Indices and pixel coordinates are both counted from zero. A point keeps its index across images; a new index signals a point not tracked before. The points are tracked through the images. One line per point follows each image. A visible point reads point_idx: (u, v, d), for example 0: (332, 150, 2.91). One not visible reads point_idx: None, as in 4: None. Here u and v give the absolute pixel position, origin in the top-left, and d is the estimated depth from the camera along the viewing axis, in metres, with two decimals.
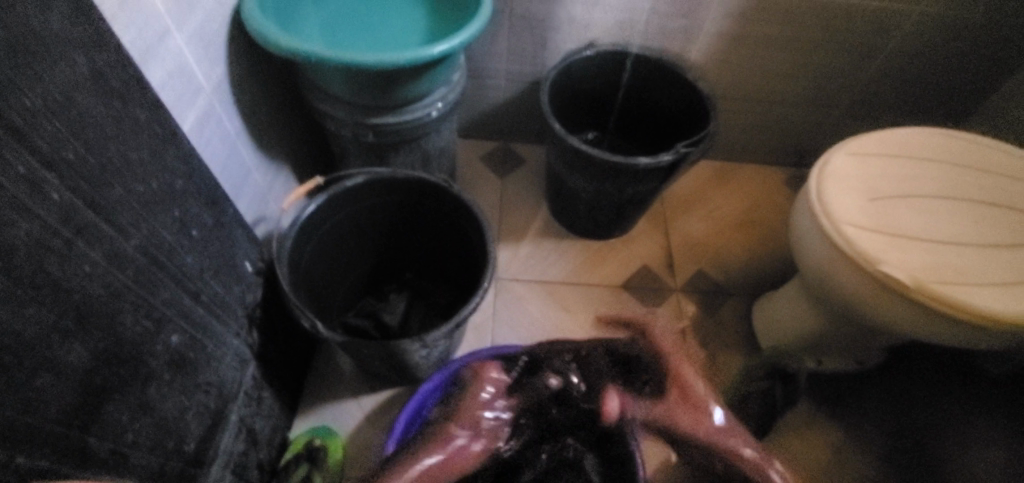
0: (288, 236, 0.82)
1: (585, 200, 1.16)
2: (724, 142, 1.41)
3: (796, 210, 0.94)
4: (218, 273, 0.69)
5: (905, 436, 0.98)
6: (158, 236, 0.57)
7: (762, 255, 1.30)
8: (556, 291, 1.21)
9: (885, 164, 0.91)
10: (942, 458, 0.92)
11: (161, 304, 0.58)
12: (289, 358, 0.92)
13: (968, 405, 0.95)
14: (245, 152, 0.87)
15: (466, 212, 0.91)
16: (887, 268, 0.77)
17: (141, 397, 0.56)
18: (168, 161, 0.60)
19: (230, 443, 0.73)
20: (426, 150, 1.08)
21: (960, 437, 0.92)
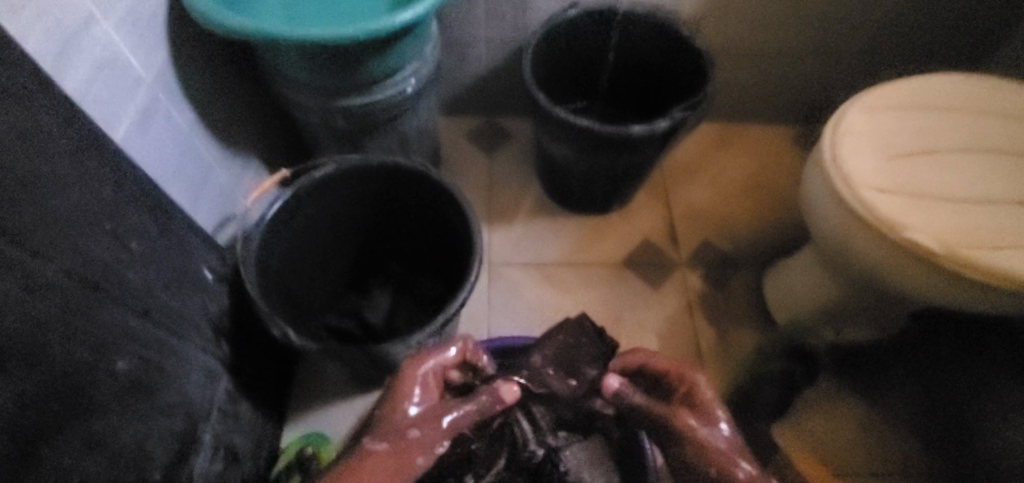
0: (253, 237, 0.75)
1: (576, 175, 1.09)
2: (725, 103, 1.32)
3: (806, 174, 0.86)
4: (170, 285, 0.63)
5: (959, 430, 0.81)
6: (86, 252, 0.52)
7: (770, 221, 1.22)
8: (552, 273, 1.14)
9: (907, 116, 0.82)
10: (989, 458, 0.76)
11: (101, 329, 0.53)
12: (267, 365, 0.86)
13: (1018, 383, 0.77)
14: (203, 149, 0.79)
15: (448, 198, 0.83)
16: (913, 234, 0.70)
17: (91, 430, 0.51)
18: (90, 169, 0.54)
19: (208, 463, 0.68)
20: (403, 133, 1.00)
21: (1001, 434, 0.75)
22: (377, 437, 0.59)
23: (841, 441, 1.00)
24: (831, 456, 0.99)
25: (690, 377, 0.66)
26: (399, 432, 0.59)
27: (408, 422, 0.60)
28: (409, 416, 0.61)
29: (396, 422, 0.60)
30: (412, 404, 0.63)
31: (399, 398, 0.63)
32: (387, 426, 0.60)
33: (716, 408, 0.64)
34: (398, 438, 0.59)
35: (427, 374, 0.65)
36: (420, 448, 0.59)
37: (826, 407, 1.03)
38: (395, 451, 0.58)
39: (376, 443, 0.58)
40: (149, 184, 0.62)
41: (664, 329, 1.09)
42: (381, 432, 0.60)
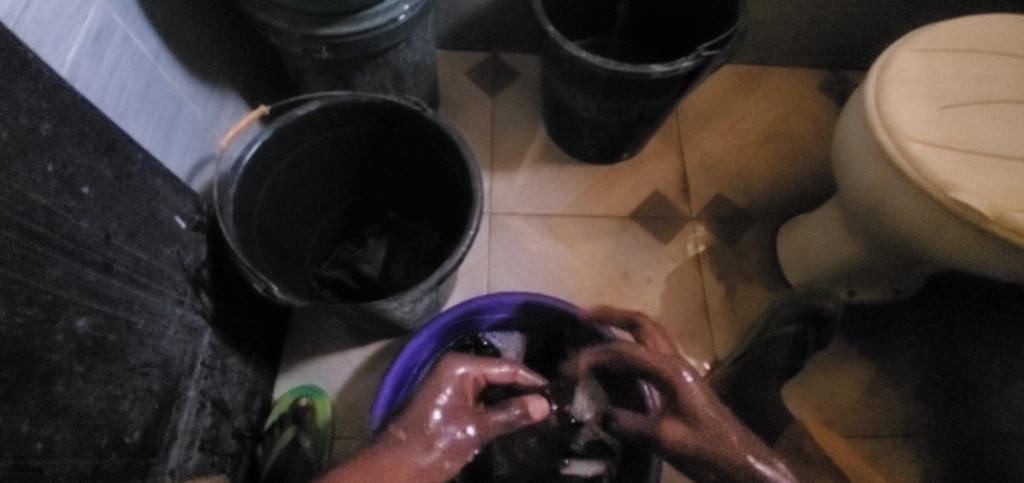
0: (230, 182, 0.69)
1: (586, 120, 1.00)
2: (752, 41, 1.20)
3: (843, 123, 0.78)
4: (135, 235, 0.59)
5: (948, 376, 0.96)
6: (23, 197, 0.46)
7: (789, 173, 1.15)
8: (556, 225, 1.08)
9: (962, 61, 0.74)
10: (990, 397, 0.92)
11: (52, 284, 0.48)
12: (254, 318, 0.82)
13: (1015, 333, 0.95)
14: (172, 82, 0.71)
15: (447, 142, 0.76)
16: (960, 194, 0.63)
17: (48, 395, 0.47)
18: (22, 100, 0.46)
19: (192, 419, 0.66)
20: (397, 68, 0.90)
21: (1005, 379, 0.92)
22: (387, 443, 0.46)
23: (847, 402, 0.95)
24: (834, 416, 0.94)
25: (675, 371, 0.52)
26: (437, 424, 0.48)
27: (433, 428, 0.48)
28: (438, 405, 0.49)
29: (425, 417, 0.48)
30: (460, 369, 0.53)
31: (434, 388, 0.51)
32: (412, 415, 0.48)
33: (702, 398, 0.50)
34: (428, 434, 0.47)
35: (477, 369, 0.55)
36: (451, 455, 0.47)
37: (835, 366, 0.97)
38: (425, 446, 0.46)
39: (404, 431, 0.47)
40: (102, 121, 0.56)
41: (671, 284, 1.03)
42: (414, 419, 0.48)
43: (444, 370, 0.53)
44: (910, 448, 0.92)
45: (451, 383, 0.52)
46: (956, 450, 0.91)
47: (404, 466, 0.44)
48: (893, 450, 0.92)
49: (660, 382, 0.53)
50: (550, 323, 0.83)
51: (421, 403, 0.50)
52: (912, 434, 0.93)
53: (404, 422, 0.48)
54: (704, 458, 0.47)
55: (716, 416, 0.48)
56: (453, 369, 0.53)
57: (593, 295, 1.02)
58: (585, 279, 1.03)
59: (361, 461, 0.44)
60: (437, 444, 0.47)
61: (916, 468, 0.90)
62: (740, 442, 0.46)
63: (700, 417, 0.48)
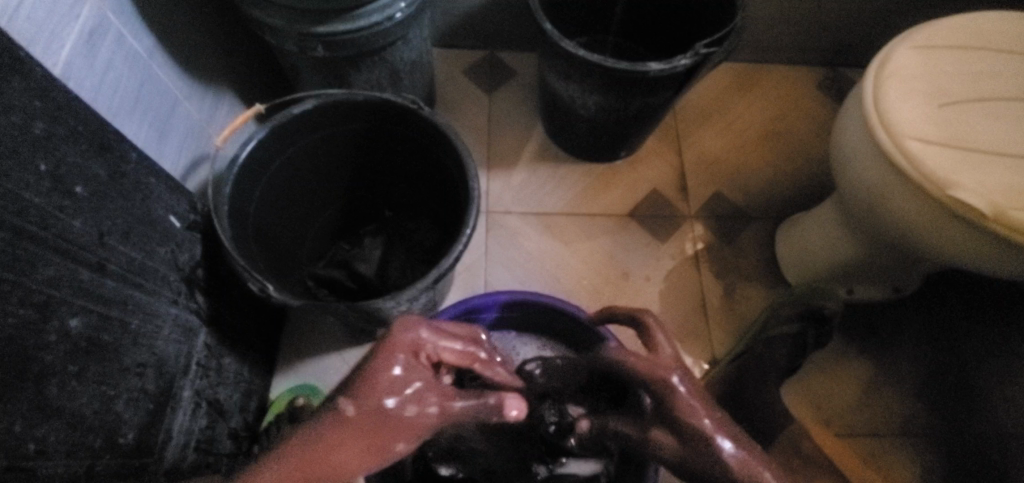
0: (225, 181, 0.68)
1: (584, 118, 1.00)
2: (750, 39, 1.20)
3: (841, 121, 0.78)
4: (129, 235, 0.59)
5: (952, 374, 0.96)
6: (15, 197, 0.46)
7: (787, 171, 1.15)
8: (553, 223, 1.07)
9: (959, 57, 0.74)
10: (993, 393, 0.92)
11: (46, 284, 0.48)
12: (250, 318, 0.82)
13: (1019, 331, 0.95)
14: (166, 80, 0.71)
15: (443, 140, 0.75)
16: (959, 193, 0.63)
17: (43, 395, 0.47)
18: (14, 99, 0.46)
19: (187, 419, 0.65)
20: (393, 66, 0.90)
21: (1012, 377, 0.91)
22: (330, 414, 0.41)
23: (844, 399, 0.95)
24: (831, 414, 0.94)
25: (662, 376, 0.47)
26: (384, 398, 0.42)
27: (381, 406, 0.41)
28: (384, 378, 0.43)
29: (375, 391, 0.42)
30: (411, 335, 0.46)
31: (382, 361, 0.44)
32: (364, 390, 0.42)
33: (693, 409, 0.44)
34: (377, 412, 0.41)
35: (434, 343, 0.47)
36: (404, 433, 0.42)
37: (833, 365, 0.97)
38: (376, 428, 0.41)
39: (352, 408, 0.41)
40: (95, 120, 0.55)
41: (669, 282, 1.03)
42: (364, 393, 0.41)
43: (394, 339, 0.45)
44: (908, 447, 0.92)
45: (401, 356, 0.44)
46: (954, 449, 0.92)
47: (350, 441, 0.40)
48: (891, 449, 0.92)
49: (649, 388, 0.48)
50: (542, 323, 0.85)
51: (366, 378, 0.42)
52: (911, 433, 0.93)
53: (348, 393, 0.42)
54: (694, 469, 0.44)
55: (710, 425, 0.43)
56: (404, 339, 0.45)
57: (590, 293, 1.02)
58: (583, 278, 1.03)
59: (305, 433, 0.40)
60: (391, 423, 0.41)
61: (914, 467, 0.91)
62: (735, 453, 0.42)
63: (693, 428, 0.44)
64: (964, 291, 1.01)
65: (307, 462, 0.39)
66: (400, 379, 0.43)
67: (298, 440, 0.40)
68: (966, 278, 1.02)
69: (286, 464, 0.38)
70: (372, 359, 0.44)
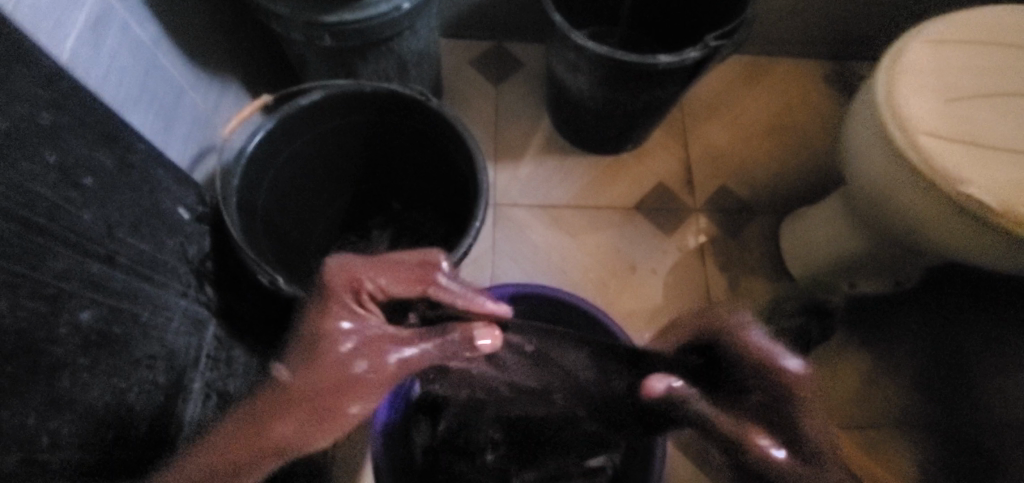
0: (233, 173, 0.68)
1: (591, 110, 0.99)
2: (758, 31, 1.19)
3: (852, 116, 0.77)
4: (137, 227, 0.59)
5: (944, 366, 0.96)
6: (23, 189, 0.45)
7: (794, 165, 1.14)
8: (559, 216, 1.07)
9: (971, 53, 0.73)
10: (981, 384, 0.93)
11: (55, 277, 0.48)
12: (258, 310, 0.82)
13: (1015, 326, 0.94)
14: (172, 70, 0.70)
15: (452, 132, 0.75)
16: (971, 190, 0.63)
17: (56, 388, 0.47)
18: (21, 89, 0.45)
19: (198, 411, 0.66)
20: (400, 56, 0.89)
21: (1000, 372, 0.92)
22: (272, 379, 0.43)
23: (847, 393, 0.96)
24: (835, 408, 0.95)
25: (777, 364, 0.48)
26: (323, 352, 0.43)
27: (317, 360, 0.42)
28: (321, 329, 0.44)
29: (311, 345, 0.43)
30: (349, 281, 0.48)
31: (319, 312, 0.46)
32: (306, 352, 0.43)
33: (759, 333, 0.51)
34: (315, 365, 0.42)
35: (376, 283, 0.48)
36: (356, 390, 0.42)
37: (837, 359, 0.98)
38: (320, 385, 0.42)
39: (290, 368, 0.42)
40: (102, 111, 0.55)
41: (675, 275, 1.03)
42: (305, 356, 0.43)
43: (332, 286, 0.47)
44: (911, 440, 0.93)
45: (337, 304, 0.46)
46: (952, 438, 0.92)
47: (290, 398, 0.41)
48: (892, 441, 0.93)
49: (757, 373, 0.49)
50: (561, 316, 0.82)
51: (303, 334, 0.45)
52: (912, 425, 0.94)
53: (289, 354, 0.44)
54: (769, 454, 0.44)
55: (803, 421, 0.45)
56: (339, 285, 0.47)
57: (597, 286, 1.02)
58: (588, 271, 1.03)
59: (252, 398, 0.43)
60: (338, 374, 0.42)
61: (914, 458, 0.92)
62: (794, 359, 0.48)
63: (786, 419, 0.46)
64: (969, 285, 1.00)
65: (256, 424, 0.41)
66: (343, 334, 0.44)
67: (248, 407, 0.42)
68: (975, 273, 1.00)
69: (238, 430, 0.41)
70: (309, 314, 0.46)
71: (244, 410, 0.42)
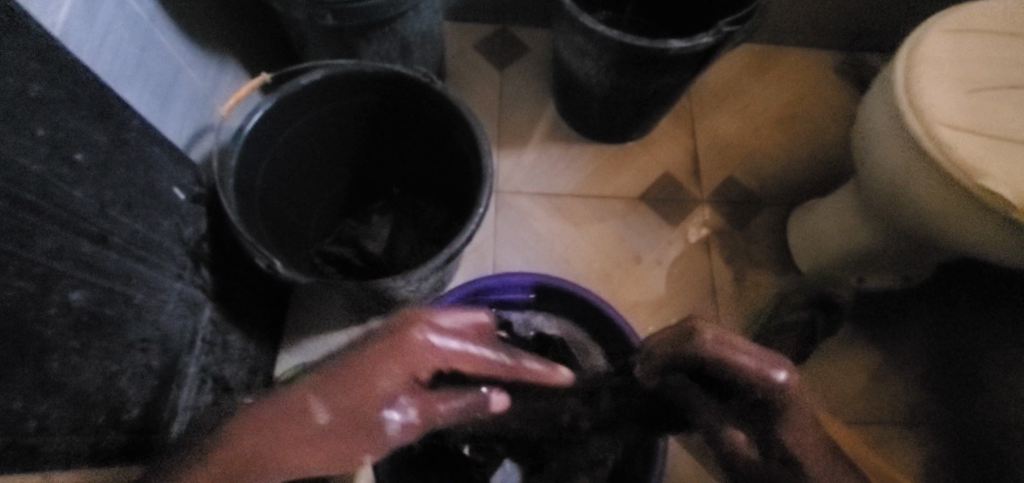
0: (231, 153, 0.66)
1: (598, 97, 0.97)
2: (770, 19, 1.16)
3: (867, 106, 0.75)
4: (132, 206, 0.57)
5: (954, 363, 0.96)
6: (14, 164, 0.44)
7: (803, 157, 1.12)
8: (563, 205, 1.05)
9: (992, 43, 0.71)
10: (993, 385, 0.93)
11: (45, 256, 0.46)
12: (255, 293, 0.80)
13: None
14: (168, 45, 0.68)
15: (455, 115, 0.73)
16: (990, 183, 0.60)
17: (45, 370, 0.46)
18: (10, 60, 0.44)
19: (192, 396, 0.64)
20: (404, 37, 0.87)
21: None
22: (299, 409, 0.37)
23: (851, 389, 0.94)
24: (839, 404, 0.93)
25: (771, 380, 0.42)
26: (365, 411, 0.38)
27: (358, 417, 0.37)
28: (371, 387, 0.37)
29: (357, 404, 0.37)
30: (421, 344, 0.38)
31: (375, 365, 0.38)
32: (343, 395, 0.37)
33: (723, 346, 0.44)
34: (354, 423, 0.38)
35: (445, 358, 0.39)
36: (374, 448, 0.39)
37: (842, 355, 0.96)
38: (344, 434, 0.38)
39: (326, 414, 0.37)
40: (96, 85, 0.53)
41: (679, 266, 1.02)
42: (342, 398, 0.37)
43: (402, 349, 0.38)
44: (914, 438, 0.92)
45: (400, 370, 0.38)
46: (958, 445, 0.91)
47: (317, 445, 0.37)
48: (895, 440, 0.92)
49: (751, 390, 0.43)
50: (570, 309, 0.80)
51: (347, 381, 0.38)
52: (915, 423, 0.93)
53: (326, 391, 0.38)
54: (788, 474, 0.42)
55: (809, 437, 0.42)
56: (412, 346, 0.38)
57: (601, 277, 1.01)
58: (592, 261, 1.02)
59: (270, 420, 0.37)
60: (366, 429, 0.38)
61: (919, 457, 0.91)
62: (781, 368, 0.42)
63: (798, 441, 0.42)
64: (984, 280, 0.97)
65: (271, 454, 0.37)
66: (386, 394, 0.38)
67: (264, 424, 0.37)
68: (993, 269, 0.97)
69: (252, 452, 0.37)
70: (360, 358, 0.38)
71: (259, 428, 0.37)
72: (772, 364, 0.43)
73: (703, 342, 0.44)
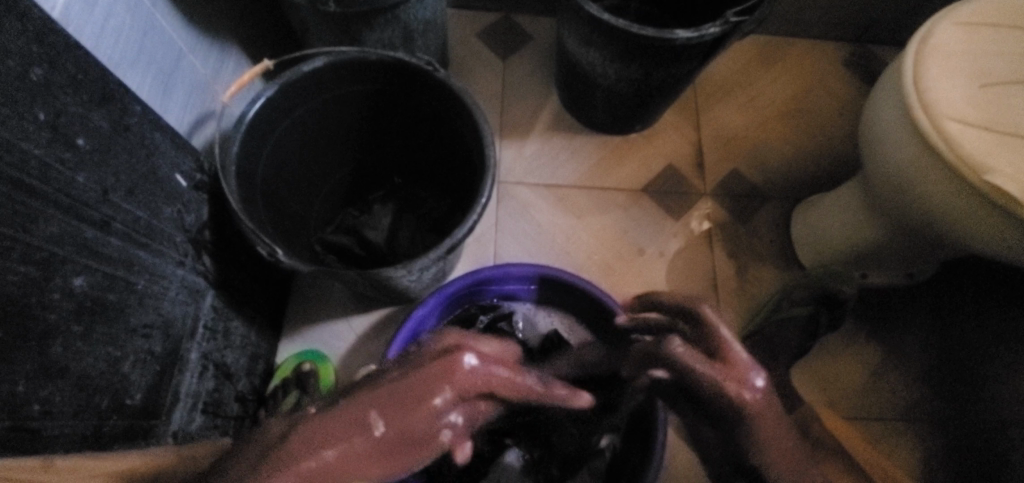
0: (232, 139, 0.66)
1: (603, 88, 0.96)
2: (778, 10, 1.15)
3: (874, 99, 0.74)
4: (133, 193, 0.57)
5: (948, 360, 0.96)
6: (14, 147, 0.44)
7: (807, 152, 1.11)
8: (565, 196, 1.05)
9: (1006, 37, 0.70)
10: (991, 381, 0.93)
11: (48, 241, 0.46)
12: (256, 280, 0.80)
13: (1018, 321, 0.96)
14: (169, 30, 0.67)
15: (458, 104, 0.72)
16: (997, 179, 0.60)
17: (47, 354, 0.46)
18: (9, 41, 0.43)
19: (194, 382, 0.65)
20: (406, 24, 0.86)
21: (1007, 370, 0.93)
22: (357, 422, 0.31)
23: (851, 385, 0.94)
24: (839, 399, 0.93)
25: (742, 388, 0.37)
26: (422, 428, 0.32)
27: (416, 432, 0.32)
28: (427, 407, 0.32)
29: (418, 420, 0.32)
30: (470, 362, 0.34)
31: (431, 384, 0.32)
32: (397, 405, 0.32)
33: (694, 358, 0.39)
34: (411, 438, 0.32)
35: (485, 377, 0.34)
36: (421, 457, 0.33)
37: (843, 351, 0.96)
38: (396, 450, 0.32)
39: (383, 428, 0.31)
40: (96, 69, 0.53)
41: (681, 259, 1.02)
42: (399, 409, 0.32)
43: (449, 370, 0.33)
44: (911, 433, 0.92)
45: (458, 386, 0.33)
46: (953, 443, 0.91)
47: (375, 459, 0.31)
48: (892, 434, 0.92)
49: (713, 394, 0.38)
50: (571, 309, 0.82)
51: (402, 398, 0.32)
52: (913, 418, 0.93)
53: (383, 404, 0.32)
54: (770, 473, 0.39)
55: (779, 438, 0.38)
56: (460, 367, 0.33)
57: (601, 269, 1.00)
58: (593, 253, 1.01)
59: (326, 436, 0.31)
60: (414, 442, 0.32)
61: (916, 452, 0.91)
62: (734, 382, 0.38)
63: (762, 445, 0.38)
64: (975, 276, 1.00)
65: (328, 476, 0.30)
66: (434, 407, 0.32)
67: (320, 436, 0.31)
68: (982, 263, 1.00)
69: (307, 475, 0.29)
70: (408, 379, 0.33)
71: (315, 443, 0.30)
72: (728, 377, 0.38)
73: (672, 350, 0.40)
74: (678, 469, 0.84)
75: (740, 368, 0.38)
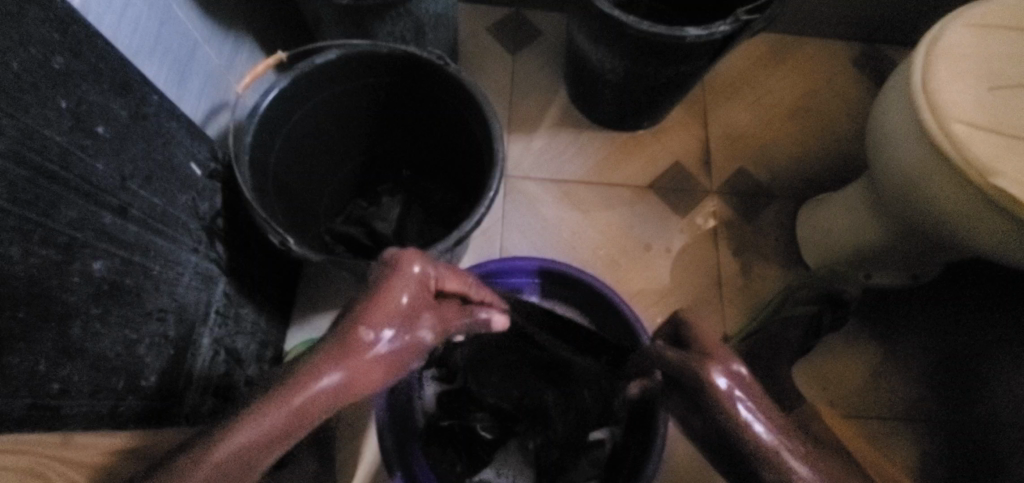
0: (246, 130, 0.67)
1: (612, 84, 0.96)
2: (789, 9, 1.14)
3: (883, 100, 0.75)
4: (150, 180, 0.58)
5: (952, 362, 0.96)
6: (36, 134, 0.45)
7: (814, 151, 1.11)
8: (571, 190, 1.06)
9: (1018, 40, 0.70)
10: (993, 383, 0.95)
11: (69, 226, 0.48)
12: (266, 268, 0.82)
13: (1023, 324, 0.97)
14: (186, 21, 0.68)
15: (467, 98, 0.73)
16: (1003, 182, 0.60)
17: (68, 334, 0.48)
18: (32, 30, 0.45)
19: (205, 366, 0.66)
20: (418, 18, 0.87)
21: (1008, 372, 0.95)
22: (347, 344, 0.36)
23: (852, 385, 0.95)
24: (840, 400, 0.94)
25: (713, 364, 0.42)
26: (404, 330, 0.39)
27: (405, 333, 0.39)
28: (401, 305, 0.40)
29: (403, 315, 0.40)
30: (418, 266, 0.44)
31: (401, 290, 0.40)
32: (378, 313, 0.39)
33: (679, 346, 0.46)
34: (401, 338, 0.39)
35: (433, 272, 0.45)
36: (414, 355, 0.41)
37: (845, 351, 0.97)
38: (397, 349, 0.38)
39: (377, 339, 0.37)
40: (116, 58, 0.54)
41: (685, 256, 1.02)
42: (381, 318, 0.38)
43: (409, 274, 0.42)
44: (912, 434, 0.93)
45: (418, 286, 0.42)
46: (951, 444, 0.92)
47: (378, 374, 0.37)
48: (893, 434, 0.93)
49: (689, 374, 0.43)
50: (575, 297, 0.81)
51: (379, 308, 0.39)
52: (912, 418, 0.93)
53: (365, 329, 0.37)
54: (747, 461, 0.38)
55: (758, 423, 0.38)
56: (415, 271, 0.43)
57: (606, 264, 1.01)
58: (599, 249, 1.02)
59: (318, 362, 0.35)
60: (411, 342, 0.40)
61: (914, 452, 0.92)
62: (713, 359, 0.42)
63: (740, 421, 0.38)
64: (980, 279, 1.00)
65: (330, 396, 0.34)
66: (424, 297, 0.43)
67: (320, 361, 0.35)
68: (986, 266, 1.00)
69: (310, 398, 0.34)
70: (375, 298, 0.40)
71: (312, 372, 0.34)
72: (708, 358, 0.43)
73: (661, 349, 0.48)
74: (678, 463, 0.85)
75: (721, 351, 0.44)
